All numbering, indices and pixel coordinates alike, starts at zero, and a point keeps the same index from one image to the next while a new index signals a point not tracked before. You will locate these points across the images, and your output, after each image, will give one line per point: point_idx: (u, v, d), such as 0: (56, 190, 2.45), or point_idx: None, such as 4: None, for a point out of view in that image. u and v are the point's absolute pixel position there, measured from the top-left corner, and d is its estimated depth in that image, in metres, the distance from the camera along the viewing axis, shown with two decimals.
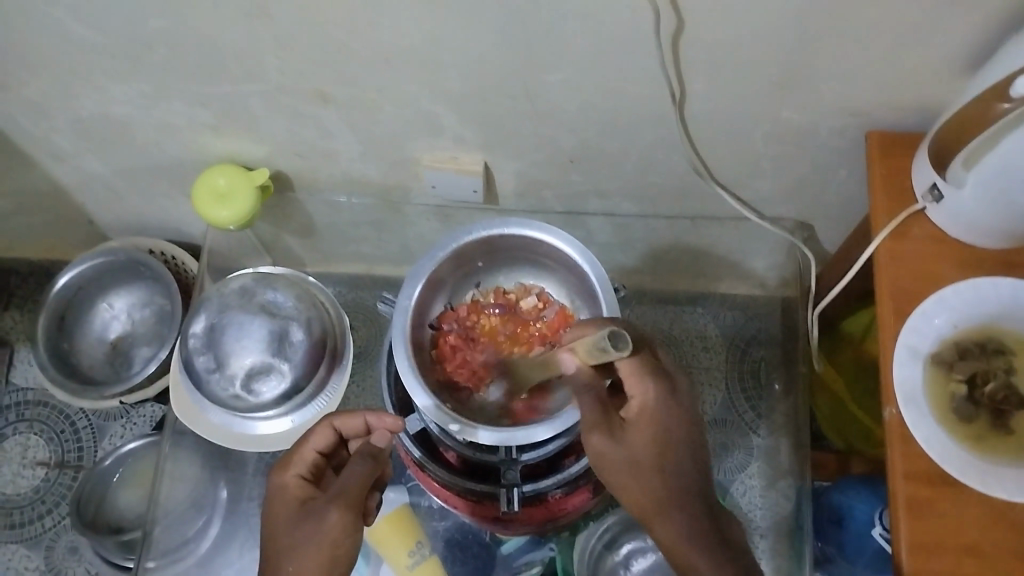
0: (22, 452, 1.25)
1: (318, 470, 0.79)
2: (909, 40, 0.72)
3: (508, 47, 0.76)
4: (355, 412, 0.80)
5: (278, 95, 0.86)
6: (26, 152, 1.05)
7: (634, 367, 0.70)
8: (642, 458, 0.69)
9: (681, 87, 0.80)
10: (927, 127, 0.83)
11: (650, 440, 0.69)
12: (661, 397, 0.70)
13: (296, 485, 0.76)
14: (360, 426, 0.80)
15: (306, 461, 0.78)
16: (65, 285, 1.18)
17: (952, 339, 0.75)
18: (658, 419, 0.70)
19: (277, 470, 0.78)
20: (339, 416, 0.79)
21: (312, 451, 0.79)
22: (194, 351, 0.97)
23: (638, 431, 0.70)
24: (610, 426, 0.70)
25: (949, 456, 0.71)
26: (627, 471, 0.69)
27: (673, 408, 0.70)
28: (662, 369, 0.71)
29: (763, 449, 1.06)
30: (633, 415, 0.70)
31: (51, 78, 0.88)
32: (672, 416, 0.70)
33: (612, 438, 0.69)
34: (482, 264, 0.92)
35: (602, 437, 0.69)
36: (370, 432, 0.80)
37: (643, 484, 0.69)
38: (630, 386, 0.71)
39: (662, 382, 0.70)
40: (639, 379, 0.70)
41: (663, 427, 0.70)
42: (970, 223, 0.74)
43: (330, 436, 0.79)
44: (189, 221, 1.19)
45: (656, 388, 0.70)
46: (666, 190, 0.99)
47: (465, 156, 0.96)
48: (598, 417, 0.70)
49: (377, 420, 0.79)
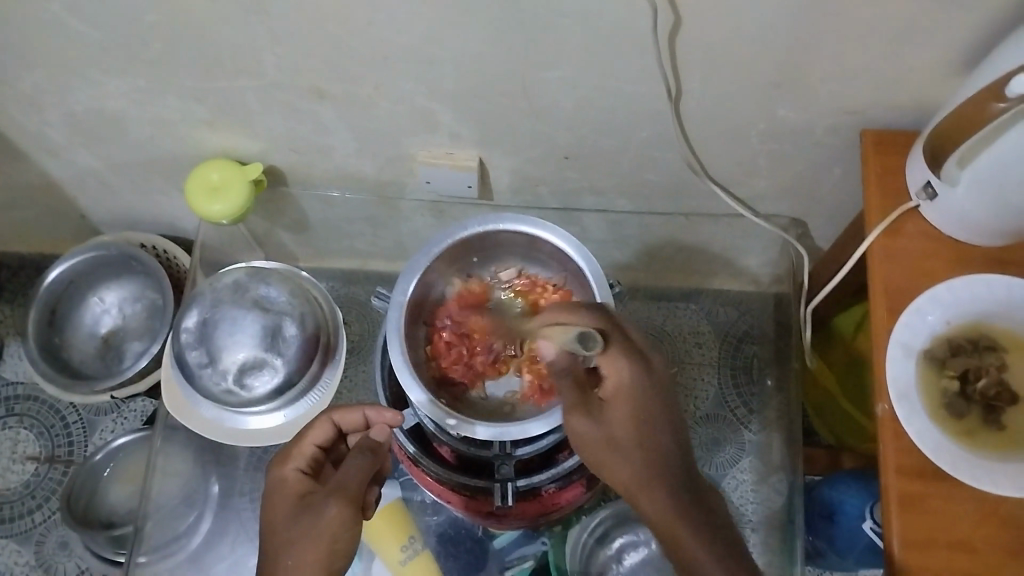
0: (12, 447, 1.24)
1: (317, 464, 0.79)
2: (905, 40, 0.72)
3: (505, 45, 0.76)
4: (353, 406, 0.81)
5: (274, 91, 0.86)
6: (17, 146, 1.04)
7: (608, 349, 0.70)
8: (619, 436, 0.69)
9: (677, 85, 0.80)
10: (920, 126, 0.83)
11: (626, 419, 0.69)
12: (636, 377, 0.70)
13: (295, 479, 0.76)
14: (359, 420, 0.81)
15: (305, 455, 0.79)
16: (56, 279, 1.18)
17: (945, 336, 0.76)
18: (634, 399, 0.69)
19: (277, 465, 0.78)
20: (339, 410, 0.80)
21: (311, 445, 0.79)
22: (186, 345, 0.96)
23: (615, 410, 0.70)
24: (587, 407, 0.71)
25: (942, 451, 0.72)
26: (606, 450, 0.70)
27: (651, 389, 0.70)
28: (637, 348, 0.71)
29: (756, 444, 1.06)
30: (610, 395, 0.70)
31: (44, 72, 0.88)
32: (649, 395, 0.70)
33: (590, 419, 0.70)
34: (477, 260, 0.92)
35: (580, 418, 0.70)
36: (369, 427, 0.81)
37: (621, 462, 0.69)
38: (606, 368, 0.71)
39: (635, 362, 0.70)
40: (612, 360, 0.70)
41: (639, 406, 0.69)
42: (963, 221, 0.74)
43: (329, 430, 0.80)
44: (182, 216, 1.18)
45: (630, 367, 0.70)
46: (660, 187, 0.99)
47: (460, 153, 0.96)
48: (575, 399, 0.71)
49: (376, 413, 0.80)
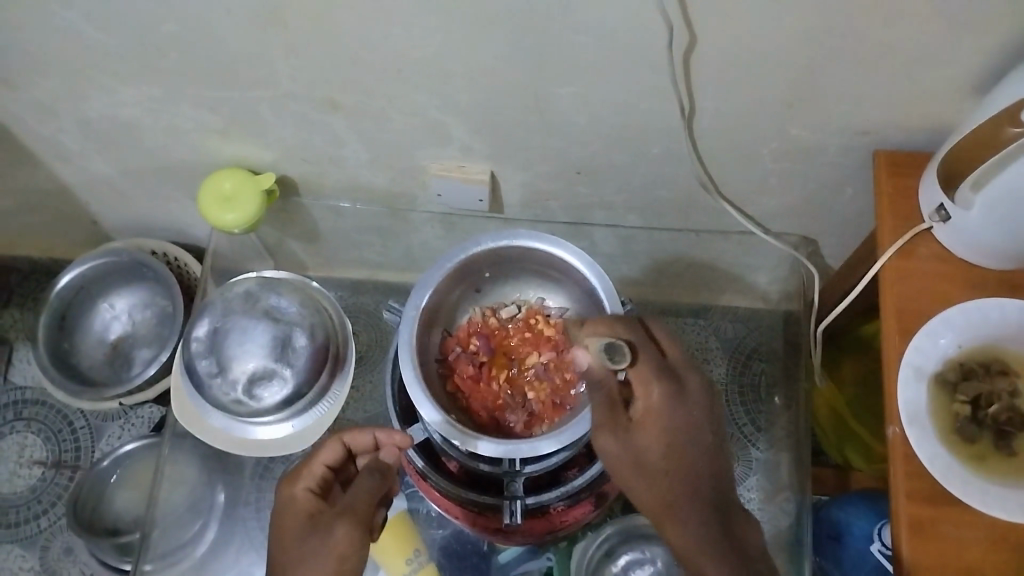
0: (19, 451, 1.25)
1: (326, 484, 0.79)
2: (920, 61, 0.72)
3: (520, 60, 0.76)
4: (364, 427, 0.81)
5: (289, 101, 0.87)
6: (32, 152, 1.05)
7: (640, 369, 0.71)
8: (647, 457, 0.70)
9: (690, 103, 0.80)
10: (933, 147, 0.83)
11: (655, 441, 0.69)
12: (670, 400, 0.70)
13: (305, 498, 0.76)
14: (369, 441, 0.81)
15: (315, 474, 0.79)
16: (66, 285, 1.18)
17: (957, 360, 0.76)
18: (665, 421, 0.69)
19: (286, 484, 0.79)
20: (349, 431, 0.81)
21: (321, 465, 0.79)
22: (196, 355, 0.97)
23: (644, 433, 0.70)
24: (617, 426, 0.71)
25: (953, 477, 0.71)
26: (634, 470, 0.70)
27: (682, 411, 0.70)
28: (670, 371, 0.71)
29: (764, 462, 1.03)
30: (640, 417, 0.71)
31: (61, 79, 0.88)
32: (681, 420, 0.70)
33: (618, 438, 0.70)
34: (488, 275, 0.92)
35: (608, 437, 0.71)
36: (378, 449, 0.81)
37: (649, 485, 0.70)
38: (638, 387, 0.71)
39: (669, 385, 0.70)
40: (645, 381, 0.70)
41: (670, 430, 0.69)
42: (976, 244, 0.74)
43: (339, 451, 0.80)
44: (193, 224, 1.19)
45: (662, 388, 0.70)
46: (671, 203, 0.99)
47: (472, 166, 0.96)
48: (604, 417, 0.71)
49: (387, 436, 0.81)
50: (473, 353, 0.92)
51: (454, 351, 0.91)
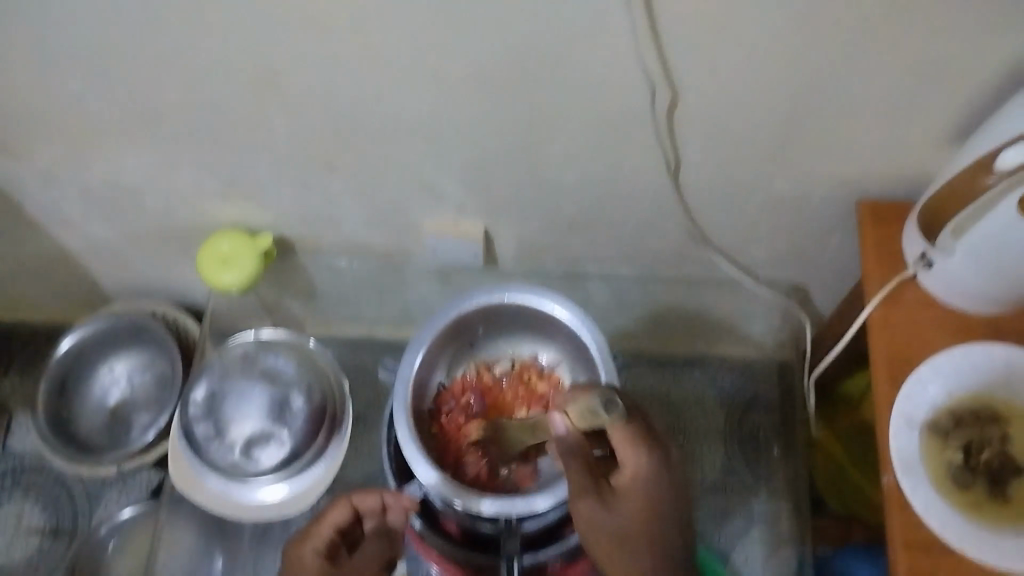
0: (17, 521, 1.23)
1: (333, 546, 0.87)
2: (897, 112, 0.74)
3: (510, 120, 0.79)
4: (372, 491, 0.89)
5: (286, 164, 0.89)
6: (35, 219, 1.07)
7: (629, 437, 0.68)
8: (630, 527, 0.70)
9: (677, 157, 0.82)
10: (915, 195, 0.85)
11: (639, 508, 0.69)
12: (655, 467, 0.69)
13: (313, 561, 0.85)
14: (375, 504, 0.88)
15: (323, 536, 0.87)
16: (67, 350, 1.19)
17: (947, 407, 0.76)
18: (649, 488, 0.69)
19: (296, 544, 0.87)
20: (357, 494, 0.88)
21: (330, 527, 0.87)
22: (193, 419, 0.98)
23: (628, 500, 0.70)
24: (599, 494, 0.70)
25: (949, 525, 0.72)
26: (613, 538, 0.70)
27: (665, 476, 0.70)
28: (654, 438, 0.69)
29: (764, 512, 1.04)
30: (624, 484, 0.70)
31: (65, 148, 0.91)
32: (663, 486, 0.70)
33: (601, 506, 0.70)
34: (483, 331, 0.93)
35: (591, 505, 0.70)
36: (384, 510, 0.88)
37: (630, 554, 0.70)
38: (623, 455, 0.69)
39: (656, 452, 0.69)
40: (632, 450, 0.68)
41: (653, 496, 0.69)
42: (961, 290, 0.75)
43: (346, 513, 0.88)
44: (192, 286, 1.20)
45: (649, 455, 0.69)
46: (662, 255, 1.01)
47: (466, 223, 0.98)
48: (587, 485, 0.70)
49: (395, 499, 0.88)
50: (467, 408, 0.92)
51: (448, 405, 0.92)
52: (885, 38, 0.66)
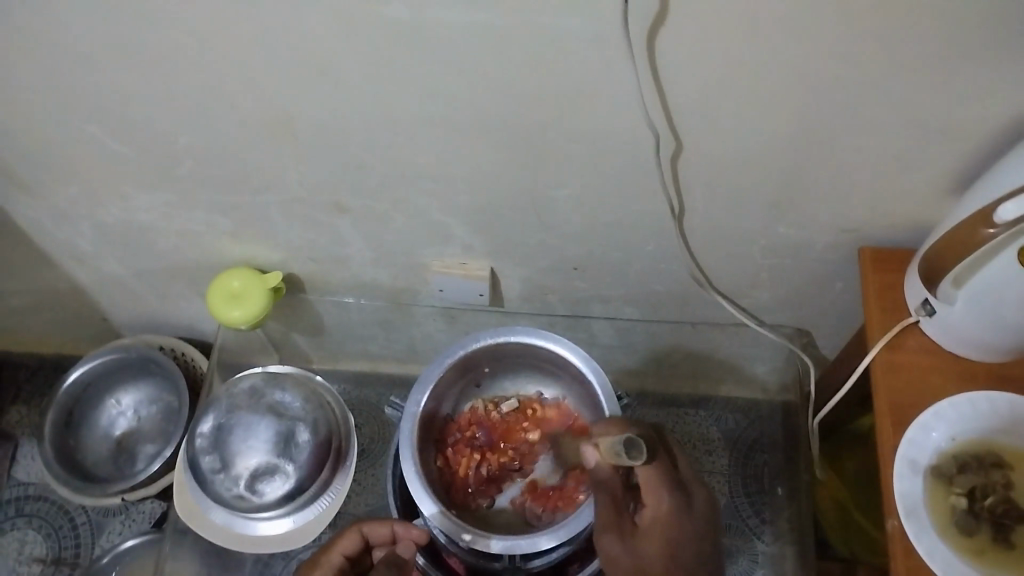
0: (19, 548, 1.24)
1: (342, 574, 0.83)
2: (898, 163, 0.76)
3: (518, 166, 0.80)
4: (383, 521, 0.85)
5: (297, 205, 0.91)
6: (49, 254, 1.08)
7: (655, 477, 0.72)
8: (649, 566, 0.70)
9: (681, 204, 0.84)
10: (917, 242, 0.86)
11: (659, 550, 0.70)
12: (677, 509, 0.71)
13: None
14: (387, 534, 0.85)
15: (332, 564, 0.83)
16: (74, 381, 1.20)
17: (951, 452, 0.76)
18: (671, 529, 0.71)
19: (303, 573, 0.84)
20: (368, 523, 0.85)
21: (338, 556, 0.84)
22: (200, 451, 0.98)
23: (648, 540, 0.71)
24: (621, 530, 0.71)
25: (953, 569, 0.71)
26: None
27: (687, 521, 0.71)
28: (678, 482, 0.73)
29: (768, 556, 1.04)
30: (644, 524, 0.71)
31: (82, 187, 0.93)
32: (685, 530, 0.71)
33: (621, 543, 0.71)
34: (488, 369, 0.94)
35: (611, 540, 0.71)
36: (395, 542, 0.85)
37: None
38: (647, 494, 0.72)
39: (677, 495, 0.72)
40: (654, 490, 0.72)
41: (676, 538, 0.70)
42: (963, 337, 0.76)
43: (357, 541, 0.84)
44: (201, 320, 1.21)
45: (671, 495, 0.72)
46: (666, 297, 1.02)
47: (473, 263, 0.99)
48: (609, 519, 0.72)
49: (405, 530, 0.85)
50: (472, 441, 0.92)
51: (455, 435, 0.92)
52: (883, 92, 0.68)
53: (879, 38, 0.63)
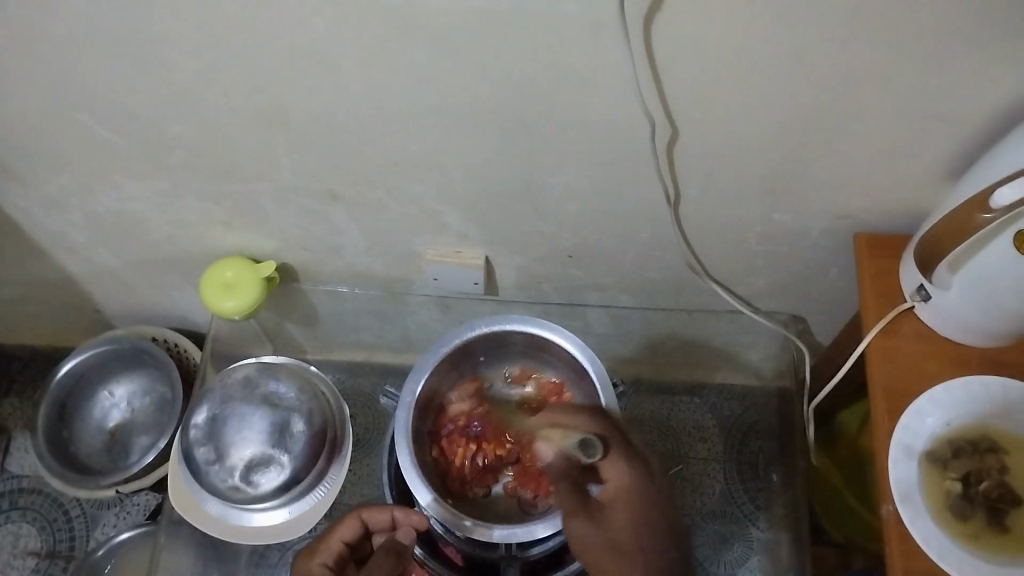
0: (14, 541, 1.23)
1: (342, 560, 0.83)
2: (893, 149, 0.76)
3: (512, 154, 0.80)
4: (382, 507, 0.86)
5: (290, 195, 0.90)
6: (40, 245, 1.08)
7: (608, 453, 0.73)
8: (623, 543, 0.69)
9: (676, 191, 0.83)
10: (912, 228, 0.86)
11: (629, 521, 0.70)
12: (638, 483, 0.71)
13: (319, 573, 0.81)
14: (386, 520, 0.86)
15: (332, 550, 0.83)
16: (67, 372, 1.20)
17: (946, 438, 0.76)
18: (637, 504, 0.70)
19: (302, 559, 0.83)
20: (367, 509, 0.85)
21: (338, 541, 0.84)
22: (194, 442, 0.97)
23: (615, 515, 0.70)
24: (589, 510, 0.70)
25: (947, 554, 0.72)
26: (608, 553, 0.69)
27: (649, 494, 0.71)
28: (634, 455, 0.73)
29: (763, 542, 1.05)
30: (609, 499, 0.71)
31: (72, 178, 0.92)
32: (648, 500, 0.71)
33: (592, 521, 0.70)
34: (484, 358, 0.93)
35: (582, 521, 0.70)
36: (394, 528, 0.86)
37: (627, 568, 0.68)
38: (605, 471, 0.72)
39: (636, 467, 0.72)
40: (614, 465, 0.72)
41: (643, 511, 0.70)
42: (957, 323, 0.76)
43: (356, 528, 0.85)
44: (194, 311, 1.21)
45: (629, 469, 0.72)
46: (661, 284, 1.02)
47: (467, 251, 0.99)
48: (575, 502, 0.71)
49: (404, 515, 0.86)
50: (470, 431, 0.92)
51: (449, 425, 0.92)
52: (878, 79, 0.68)
53: (875, 24, 0.62)
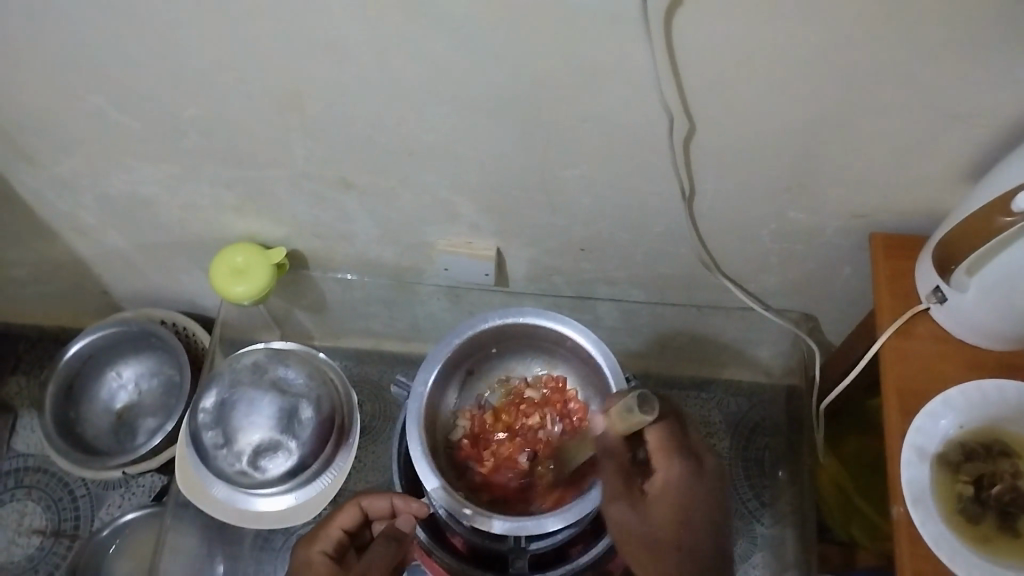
0: (19, 519, 1.24)
1: (342, 548, 0.83)
2: (913, 149, 0.75)
3: (528, 145, 0.79)
4: (381, 494, 0.85)
5: (303, 181, 0.90)
6: (50, 226, 1.07)
7: (662, 444, 0.72)
8: (660, 535, 0.70)
9: (692, 186, 0.83)
10: (928, 229, 0.86)
11: (671, 514, 0.71)
12: (686, 477, 0.72)
13: (320, 562, 0.81)
14: (385, 507, 0.85)
15: (331, 538, 0.83)
16: (74, 354, 1.19)
17: (959, 440, 0.76)
18: (682, 497, 0.71)
19: (303, 547, 0.83)
20: (367, 497, 0.85)
21: (337, 529, 0.84)
22: (202, 426, 0.97)
23: (658, 506, 0.71)
24: (630, 498, 0.72)
25: (959, 557, 0.71)
26: (645, 544, 0.71)
27: (696, 487, 0.72)
28: (687, 448, 0.73)
29: (768, 539, 1.04)
30: (654, 490, 0.72)
31: (84, 159, 0.92)
32: (694, 495, 0.71)
33: (631, 509, 0.72)
34: (495, 350, 0.93)
35: (623, 507, 0.72)
36: (394, 515, 0.85)
37: (658, 559, 0.71)
38: (655, 462, 0.73)
39: (686, 461, 0.72)
40: (663, 457, 0.72)
41: (688, 504, 0.71)
42: (973, 325, 0.76)
43: (356, 515, 0.85)
44: (203, 295, 1.21)
45: (680, 463, 0.72)
46: (672, 279, 1.02)
47: (478, 242, 0.99)
48: (618, 487, 0.73)
49: (404, 503, 0.84)
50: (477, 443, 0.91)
51: (467, 428, 0.92)
52: (901, 78, 0.67)
53: (901, 24, 0.62)
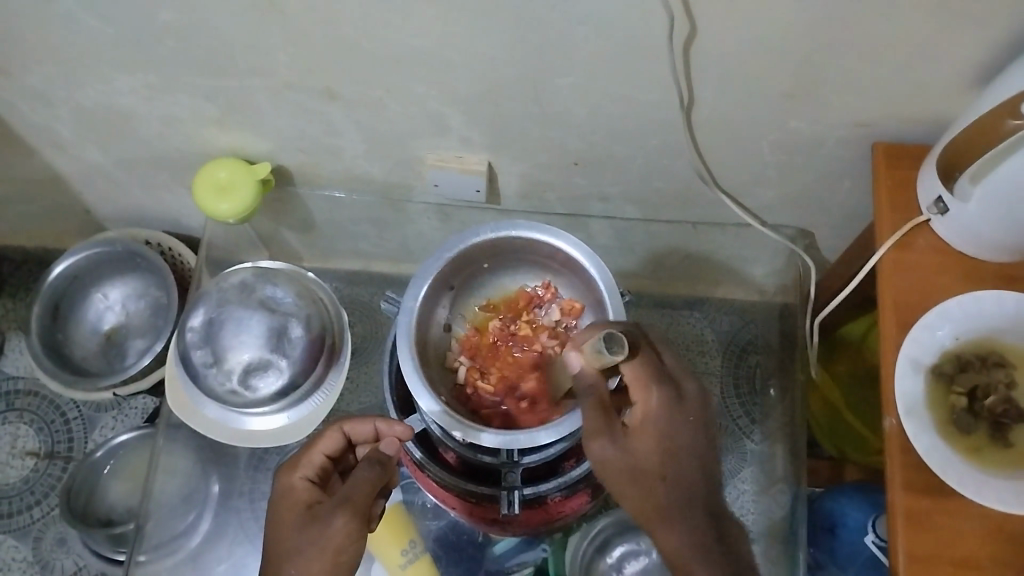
0: (11, 441, 1.24)
1: (324, 473, 0.81)
2: (921, 55, 0.72)
3: (519, 51, 0.76)
4: (365, 420, 0.83)
5: (286, 92, 0.86)
6: (26, 140, 1.04)
7: (640, 375, 0.72)
8: (643, 466, 0.70)
9: (690, 94, 0.80)
10: (932, 139, 0.84)
11: (653, 445, 0.70)
12: (667, 408, 0.71)
13: (302, 487, 0.78)
14: (371, 432, 0.83)
15: (314, 464, 0.81)
16: (61, 274, 1.17)
17: (954, 352, 0.76)
18: (660, 428, 0.71)
19: (285, 472, 0.80)
20: (349, 422, 0.83)
21: (320, 454, 0.81)
22: (191, 345, 0.96)
23: (640, 437, 0.71)
24: (614, 432, 0.71)
25: (951, 468, 0.72)
26: (629, 477, 0.70)
27: (678, 416, 0.71)
28: (665, 377, 0.72)
29: (757, 454, 1.06)
30: (635, 422, 0.71)
31: (55, 68, 0.88)
32: (677, 424, 0.71)
33: (613, 443, 0.70)
34: (488, 265, 0.91)
35: (605, 444, 0.70)
36: (379, 439, 0.83)
37: (645, 490, 0.70)
38: (635, 392, 0.72)
39: (666, 390, 0.72)
40: (642, 387, 0.72)
41: (666, 435, 0.70)
42: (973, 236, 0.75)
43: (340, 440, 0.82)
44: (187, 213, 1.18)
45: (660, 395, 0.71)
46: (668, 194, 0.99)
47: (470, 157, 0.96)
48: (599, 422, 0.71)
49: (387, 428, 0.83)
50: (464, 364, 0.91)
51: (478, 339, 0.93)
52: None
53: None
